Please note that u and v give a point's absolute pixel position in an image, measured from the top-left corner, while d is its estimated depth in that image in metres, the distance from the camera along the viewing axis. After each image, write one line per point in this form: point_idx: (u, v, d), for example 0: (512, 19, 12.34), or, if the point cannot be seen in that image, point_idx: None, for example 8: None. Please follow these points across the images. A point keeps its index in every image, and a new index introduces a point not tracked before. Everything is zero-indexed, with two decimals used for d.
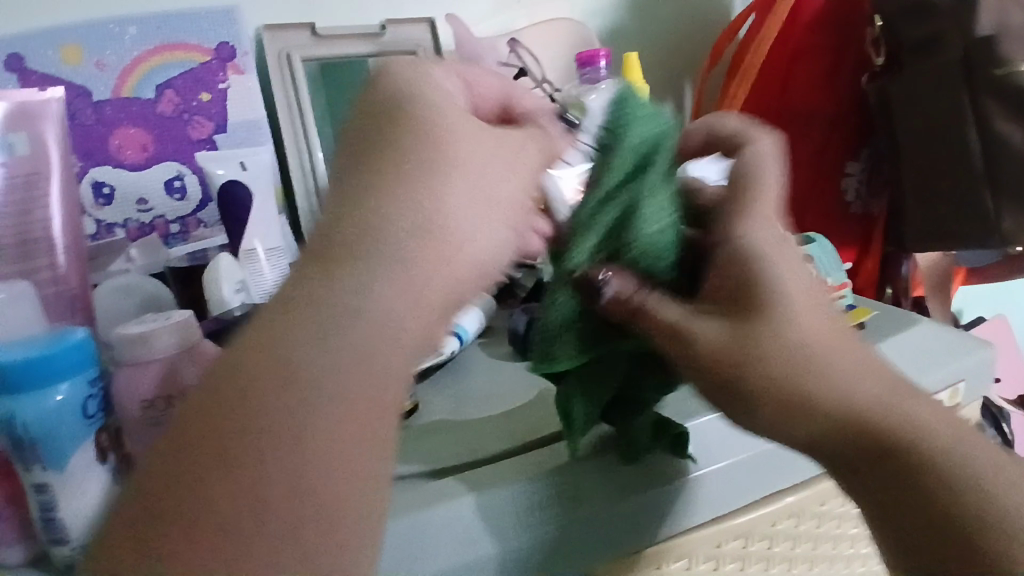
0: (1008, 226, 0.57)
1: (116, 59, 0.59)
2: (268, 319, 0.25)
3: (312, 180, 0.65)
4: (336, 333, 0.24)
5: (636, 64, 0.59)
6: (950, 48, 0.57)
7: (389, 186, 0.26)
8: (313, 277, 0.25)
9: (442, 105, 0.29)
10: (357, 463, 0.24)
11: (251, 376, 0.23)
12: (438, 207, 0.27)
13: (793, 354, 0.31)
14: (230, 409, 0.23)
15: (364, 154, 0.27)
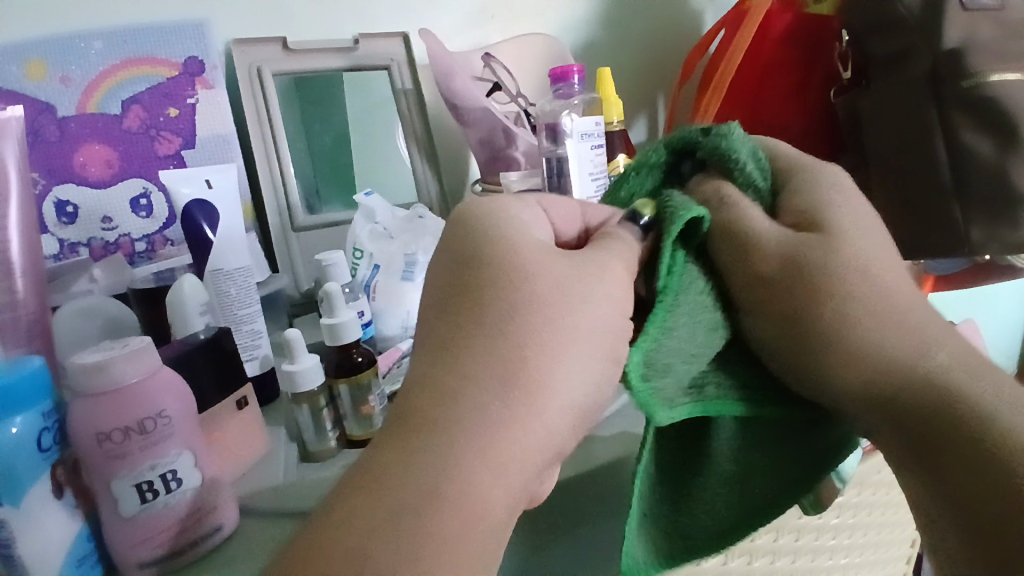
0: (976, 236, 0.58)
1: (81, 74, 0.57)
2: (390, 445, 0.27)
3: (284, 197, 0.63)
4: (468, 452, 0.26)
5: (609, 79, 0.59)
6: (919, 64, 0.58)
7: (476, 356, 0.28)
8: (408, 418, 0.27)
9: (518, 232, 0.32)
10: (485, 538, 0.26)
11: (391, 485, 0.26)
12: (532, 373, 0.28)
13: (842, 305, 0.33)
14: (377, 512, 0.25)
15: (449, 317, 0.29)
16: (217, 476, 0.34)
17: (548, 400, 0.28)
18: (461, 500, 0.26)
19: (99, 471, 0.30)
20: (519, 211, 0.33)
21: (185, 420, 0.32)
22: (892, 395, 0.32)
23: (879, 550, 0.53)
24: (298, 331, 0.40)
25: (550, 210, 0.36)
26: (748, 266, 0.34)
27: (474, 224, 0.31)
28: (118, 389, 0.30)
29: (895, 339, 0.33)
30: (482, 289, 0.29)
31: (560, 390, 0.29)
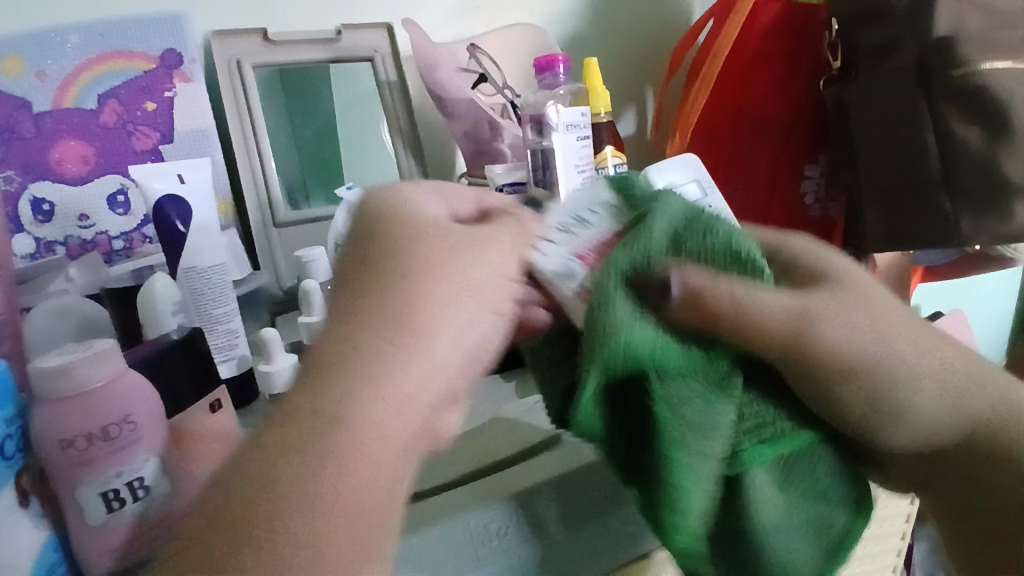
0: (967, 228, 0.57)
1: (57, 69, 0.55)
2: (291, 402, 0.26)
3: (265, 193, 0.62)
4: (367, 398, 0.26)
5: (596, 70, 0.58)
6: (910, 53, 0.57)
7: (369, 312, 0.27)
8: (305, 377, 0.27)
9: (412, 208, 0.31)
10: (385, 480, 0.26)
11: (288, 440, 0.25)
12: (419, 318, 0.27)
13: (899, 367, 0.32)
14: (275, 465, 0.24)
15: (349, 280, 0.29)
16: (187, 485, 0.32)
17: (435, 345, 0.27)
18: (359, 438, 0.25)
19: (64, 479, 0.29)
20: (416, 196, 0.33)
21: (153, 425, 0.31)
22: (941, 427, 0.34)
23: (871, 544, 0.52)
24: (274, 331, 0.39)
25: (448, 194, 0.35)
26: (763, 316, 0.31)
27: (373, 201, 0.31)
28: (81, 394, 0.29)
29: (944, 368, 0.34)
30: (377, 245, 0.29)
31: (451, 338, 0.28)
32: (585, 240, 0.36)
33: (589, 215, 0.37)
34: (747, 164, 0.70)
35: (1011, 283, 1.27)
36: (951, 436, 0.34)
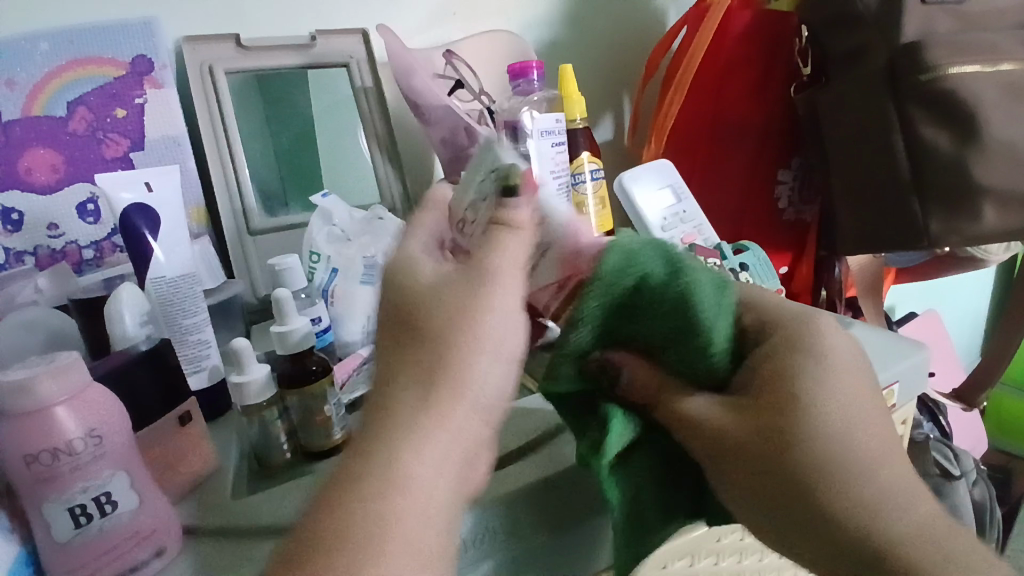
0: (935, 229, 0.58)
1: (27, 76, 0.54)
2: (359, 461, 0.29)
3: (239, 200, 0.61)
4: (426, 447, 0.29)
5: (571, 78, 0.58)
6: (879, 57, 0.58)
7: (419, 367, 0.30)
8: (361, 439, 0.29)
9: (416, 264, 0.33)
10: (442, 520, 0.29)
11: (356, 501, 0.28)
12: (455, 368, 0.30)
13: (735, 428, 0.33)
14: (341, 524, 0.27)
15: (392, 336, 0.31)
16: (159, 500, 0.32)
17: (473, 396, 0.30)
18: (421, 491, 0.29)
19: (29, 496, 0.28)
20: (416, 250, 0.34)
21: (119, 440, 0.30)
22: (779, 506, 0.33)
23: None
24: (245, 341, 0.39)
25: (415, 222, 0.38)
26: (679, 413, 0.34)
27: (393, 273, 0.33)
28: (43, 410, 0.28)
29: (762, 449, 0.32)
30: (412, 309, 0.31)
31: (486, 386, 0.31)
32: None
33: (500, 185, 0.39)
34: (722, 170, 0.71)
35: (983, 281, 1.29)
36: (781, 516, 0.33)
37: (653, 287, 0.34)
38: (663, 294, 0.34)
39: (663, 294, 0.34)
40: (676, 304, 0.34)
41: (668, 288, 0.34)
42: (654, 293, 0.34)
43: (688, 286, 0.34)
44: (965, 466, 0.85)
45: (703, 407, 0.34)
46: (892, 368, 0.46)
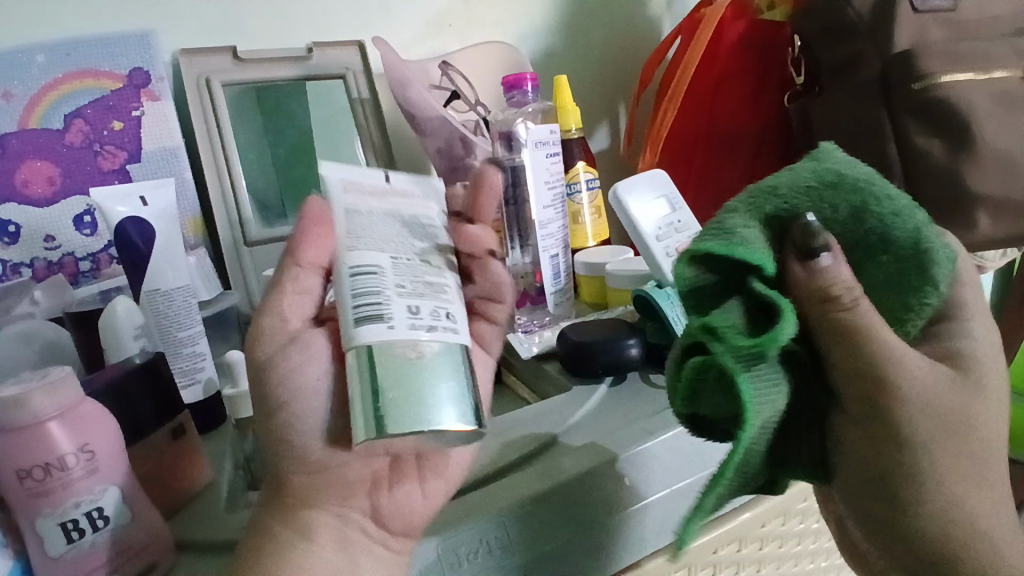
0: None
1: (24, 89, 0.55)
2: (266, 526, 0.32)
3: (235, 211, 0.61)
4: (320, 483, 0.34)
5: (565, 88, 0.59)
6: (870, 66, 0.59)
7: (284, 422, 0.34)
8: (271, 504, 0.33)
9: None
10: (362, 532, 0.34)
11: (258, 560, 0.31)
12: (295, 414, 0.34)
13: (892, 359, 0.30)
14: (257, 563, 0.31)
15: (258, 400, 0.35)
16: (151, 514, 0.32)
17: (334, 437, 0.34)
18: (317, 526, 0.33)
19: (22, 511, 0.28)
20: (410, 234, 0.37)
21: (113, 455, 0.30)
22: (891, 471, 0.33)
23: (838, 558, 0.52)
24: (240, 354, 0.40)
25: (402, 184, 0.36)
26: (866, 364, 0.30)
27: None
28: (35, 425, 0.28)
29: (945, 413, 0.33)
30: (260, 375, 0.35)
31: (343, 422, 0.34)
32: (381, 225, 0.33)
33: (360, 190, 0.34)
34: (716, 181, 0.71)
35: (981, 289, 1.29)
36: (890, 476, 0.33)
37: (877, 223, 0.31)
38: (896, 242, 0.31)
39: (894, 220, 0.31)
40: (912, 248, 0.31)
41: (910, 236, 0.31)
42: (889, 220, 0.31)
43: (930, 245, 0.31)
44: None
45: (905, 356, 0.31)
46: None
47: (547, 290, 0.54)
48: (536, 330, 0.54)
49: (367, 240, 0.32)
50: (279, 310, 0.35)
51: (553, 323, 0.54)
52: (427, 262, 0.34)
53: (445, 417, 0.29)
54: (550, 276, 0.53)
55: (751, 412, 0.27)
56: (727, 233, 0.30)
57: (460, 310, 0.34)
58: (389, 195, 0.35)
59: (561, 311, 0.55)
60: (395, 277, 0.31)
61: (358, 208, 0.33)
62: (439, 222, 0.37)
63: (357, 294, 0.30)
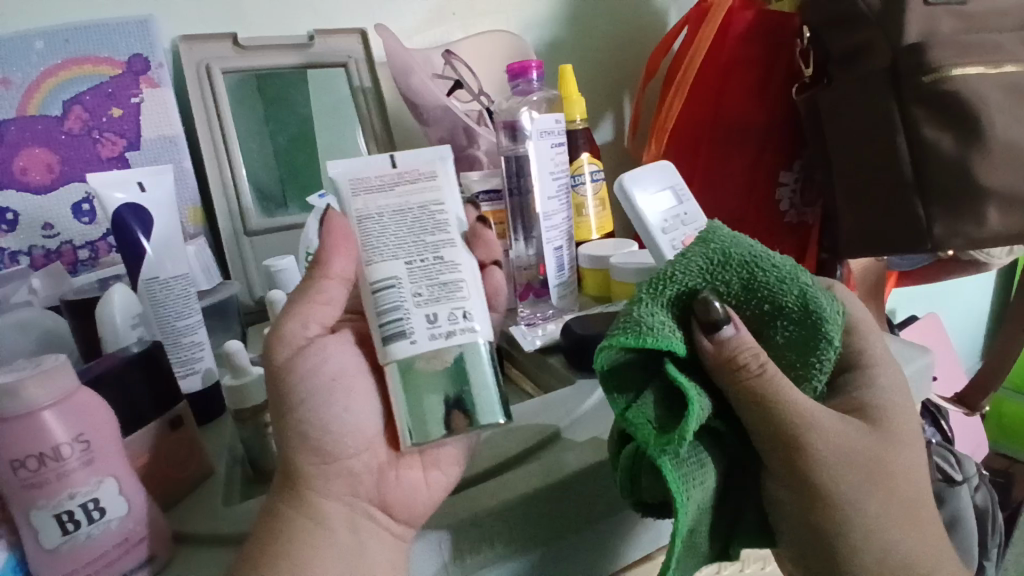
0: (939, 231, 0.58)
1: (21, 75, 0.54)
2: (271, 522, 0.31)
3: (235, 200, 0.61)
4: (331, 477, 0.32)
5: (570, 78, 0.58)
6: (880, 58, 0.58)
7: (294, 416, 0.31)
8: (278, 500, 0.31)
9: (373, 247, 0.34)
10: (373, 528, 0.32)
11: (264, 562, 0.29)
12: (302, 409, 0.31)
13: (798, 409, 0.30)
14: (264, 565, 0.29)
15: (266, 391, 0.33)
16: (148, 505, 0.31)
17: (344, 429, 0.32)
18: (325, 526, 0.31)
19: (16, 501, 0.28)
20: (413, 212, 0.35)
21: (109, 445, 0.30)
22: (817, 526, 0.32)
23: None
24: (240, 344, 0.39)
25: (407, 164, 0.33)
26: (778, 416, 0.30)
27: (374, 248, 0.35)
28: (29, 414, 0.27)
29: (861, 461, 0.32)
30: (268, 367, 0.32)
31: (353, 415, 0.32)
32: (393, 226, 0.32)
33: (365, 187, 0.32)
34: (723, 171, 0.70)
35: (983, 286, 1.29)
36: (818, 530, 0.32)
37: (767, 290, 0.33)
38: (786, 305, 0.32)
39: (783, 284, 0.32)
40: (805, 308, 0.32)
41: (798, 299, 0.32)
42: (776, 284, 0.32)
43: (818, 306, 0.32)
44: (967, 471, 0.84)
45: (810, 407, 0.31)
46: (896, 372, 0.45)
47: (551, 282, 0.53)
48: (540, 322, 0.53)
49: (381, 250, 0.32)
50: (302, 316, 0.32)
51: (557, 317, 0.53)
52: (443, 257, 0.32)
53: (492, 397, 0.32)
54: (554, 268, 0.52)
55: (682, 495, 0.30)
56: (636, 327, 0.31)
57: (482, 307, 0.33)
58: (397, 184, 0.33)
59: (564, 304, 0.54)
60: (412, 286, 0.31)
61: (368, 211, 0.32)
62: (452, 196, 0.34)
63: (382, 310, 0.31)
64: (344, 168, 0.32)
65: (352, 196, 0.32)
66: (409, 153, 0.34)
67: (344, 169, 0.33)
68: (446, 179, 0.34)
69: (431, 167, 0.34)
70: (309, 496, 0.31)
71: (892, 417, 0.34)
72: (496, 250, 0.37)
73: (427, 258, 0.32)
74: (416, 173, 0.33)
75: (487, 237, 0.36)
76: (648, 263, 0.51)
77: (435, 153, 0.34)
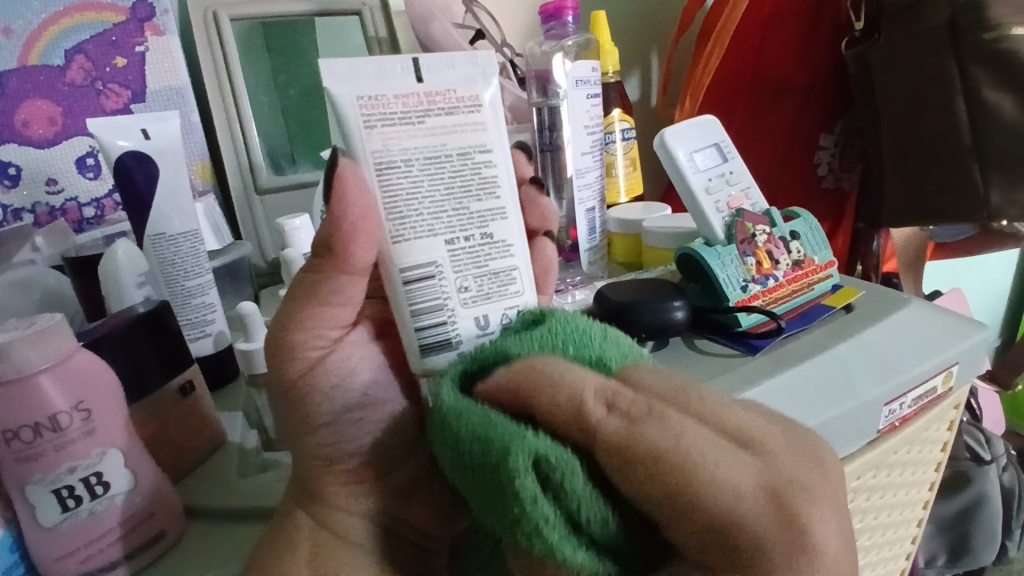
0: (996, 201, 0.54)
1: (23, 24, 0.50)
2: (294, 512, 0.29)
3: (246, 156, 0.58)
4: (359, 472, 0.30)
5: (604, 26, 0.54)
6: (939, 13, 0.53)
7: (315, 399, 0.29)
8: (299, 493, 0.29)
9: None
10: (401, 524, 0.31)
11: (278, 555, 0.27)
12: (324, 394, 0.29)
13: None
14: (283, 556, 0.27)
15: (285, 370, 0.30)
16: (156, 480, 0.29)
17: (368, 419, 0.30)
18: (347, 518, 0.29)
19: (9, 476, 0.25)
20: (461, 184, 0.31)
21: (111, 414, 0.27)
22: None
23: (892, 563, 0.46)
24: (254, 306, 0.36)
25: (435, 90, 0.29)
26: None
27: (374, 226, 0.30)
28: (23, 379, 0.25)
29: None
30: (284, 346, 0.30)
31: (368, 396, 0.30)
32: (430, 182, 0.28)
33: (383, 120, 0.27)
34: (760, 130, 0.66)
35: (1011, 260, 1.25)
36: None
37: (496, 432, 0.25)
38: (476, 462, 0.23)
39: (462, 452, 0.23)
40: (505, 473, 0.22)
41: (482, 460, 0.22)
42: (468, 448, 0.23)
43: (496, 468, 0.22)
44: (997, 450, 0.81)
45: None
46: (955, 346, 0.40)
47: (581, 245, 0.50)
48: (569, 290, 0.49)
49: (413, 223, 0.28)
50: (311, 320, 0.27)
51: (586, 284, 0.50)
52: (489, 233, 0.30)
53: None
54: (587, 232, 0.49)
55: None
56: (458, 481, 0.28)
57: (534, 299, 0.31)
58: (428, 119, 0.28)
59: (593, 270, 0.51)
60: (456, 278, 0.29)
61: (390, 155, 0.27)
62: (495, 136, 0.30)
63: (418, 308, 0.28)
64: (355, 98, 0.27)
65: (374, 135, 0.27)
66: (441, 76, 0.29)
67: (352, 90, 0.27)
68: (485, 108, 0.30)
69: (469, 93, 0.30)
70: (333, 473, 0.29)
71: (699, 429, 0.21)
72: (551, 221, 0.34)
73: (466, 248, 0.29)
74: (453, 100, 0.29)
75: (541, 206, 0.34)
76: (686, 226, 0.48)
77: (471, 74, 0.30)
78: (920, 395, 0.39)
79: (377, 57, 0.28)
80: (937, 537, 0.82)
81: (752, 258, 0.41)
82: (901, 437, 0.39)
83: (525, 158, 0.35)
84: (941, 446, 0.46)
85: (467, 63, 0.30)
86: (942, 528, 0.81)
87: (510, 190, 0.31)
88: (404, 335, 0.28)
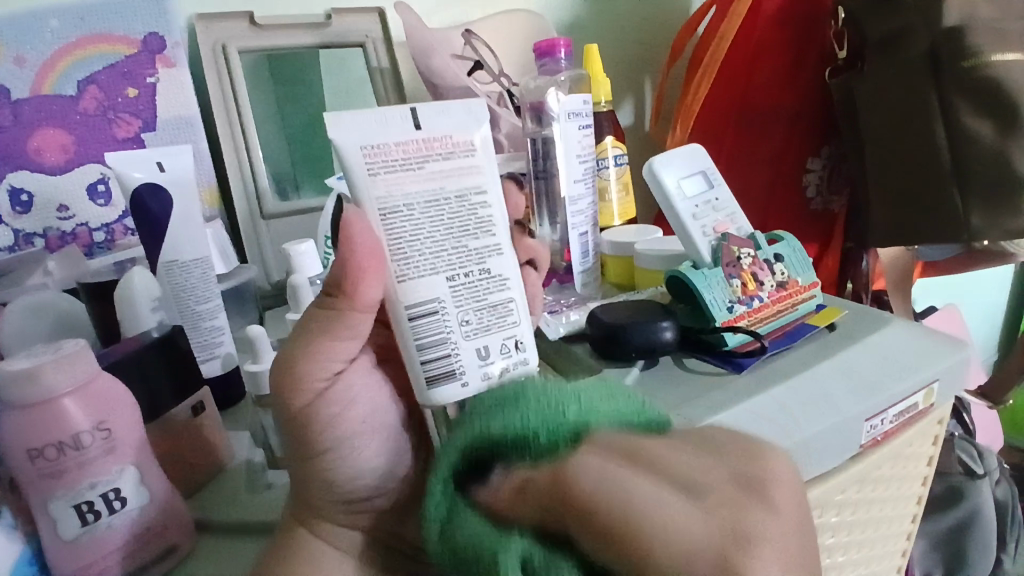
0: (977, 224, 0.56)
1: (36, 54, 0.53)
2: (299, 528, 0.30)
3: (252, 183, 0.60)
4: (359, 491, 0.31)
5: (597, 57, 0.56)
6: (918, 43, 0.56)
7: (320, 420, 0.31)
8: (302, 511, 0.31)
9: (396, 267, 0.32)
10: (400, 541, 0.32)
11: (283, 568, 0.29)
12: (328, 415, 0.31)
13: None
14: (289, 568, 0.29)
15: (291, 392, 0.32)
16: (169, 495, 0.30)
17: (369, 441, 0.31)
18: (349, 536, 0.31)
19: (33, 491, 0.27)
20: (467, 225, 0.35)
21: (129, 432, 0.29)
22: None
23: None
24: (262, 328, 0.37)
25: (432, 136, 0.31)
26: None
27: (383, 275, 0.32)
28: (48, 401, 0.26)
29: None
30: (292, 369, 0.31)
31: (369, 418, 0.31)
32: (432, 224, 0.30)
33: (386, 167, 0.29)
34: (749, 156, 0.68)
35: (1003, 278, 1.27)
36: None
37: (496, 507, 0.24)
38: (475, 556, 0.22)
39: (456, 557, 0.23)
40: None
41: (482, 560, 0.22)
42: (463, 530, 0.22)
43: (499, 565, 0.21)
44: (990, 466, 0.82)
45: None
46: (937, 363, 0.42)
47: (574, 268, 0.52)
48: (564, 310, 0.50)
49: (416, 263, 0.30)
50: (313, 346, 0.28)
51: (580, 304, 0.50)
52: (488, 269, 0.31)
53: None
54: (579, 254, 0.51)
55: None
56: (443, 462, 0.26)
57: (529, 329, 0.32)
58: (428, 164, 0.30)
59: (587, 291, 0.53)
60: (458, 315, 0.30)
61: (393, 201, 0.29)
62: (491, 177, 0.32)
63: (424, 345, 0.30)
64: (363, 153, 0.29)
65: (381, 185, 0.29)
66: (439, 124, 0.31)
67: (357, 141, 0.29)
68: (479, 151, 0.32)
69: (465, 138, 0.32)
70: (338, 487, 0.30)
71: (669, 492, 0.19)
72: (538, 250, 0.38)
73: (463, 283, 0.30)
74: (450, 145, 0.31)
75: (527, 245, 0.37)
76: (676, 250, 0.50)
77: (465, 121, 0.32)
78: (902, 410, 0.40)
79: (378, 108, 0.30)
80: (932, 553, 0.83)
81: (738, 280, 0.43)
82: (885, 452, 0.40)
83: (515, 189, 0.38)
84: (927, 461, 0.47)
85: (462, 110, 0.32)
86: (936, 543, 0.82)
87: (505, 230, 0.32)
88: (410, 369, 0.30)
